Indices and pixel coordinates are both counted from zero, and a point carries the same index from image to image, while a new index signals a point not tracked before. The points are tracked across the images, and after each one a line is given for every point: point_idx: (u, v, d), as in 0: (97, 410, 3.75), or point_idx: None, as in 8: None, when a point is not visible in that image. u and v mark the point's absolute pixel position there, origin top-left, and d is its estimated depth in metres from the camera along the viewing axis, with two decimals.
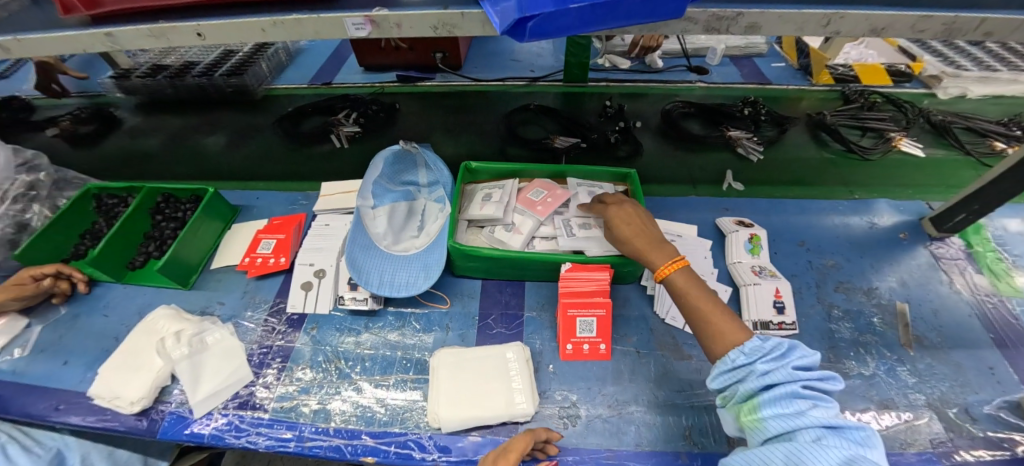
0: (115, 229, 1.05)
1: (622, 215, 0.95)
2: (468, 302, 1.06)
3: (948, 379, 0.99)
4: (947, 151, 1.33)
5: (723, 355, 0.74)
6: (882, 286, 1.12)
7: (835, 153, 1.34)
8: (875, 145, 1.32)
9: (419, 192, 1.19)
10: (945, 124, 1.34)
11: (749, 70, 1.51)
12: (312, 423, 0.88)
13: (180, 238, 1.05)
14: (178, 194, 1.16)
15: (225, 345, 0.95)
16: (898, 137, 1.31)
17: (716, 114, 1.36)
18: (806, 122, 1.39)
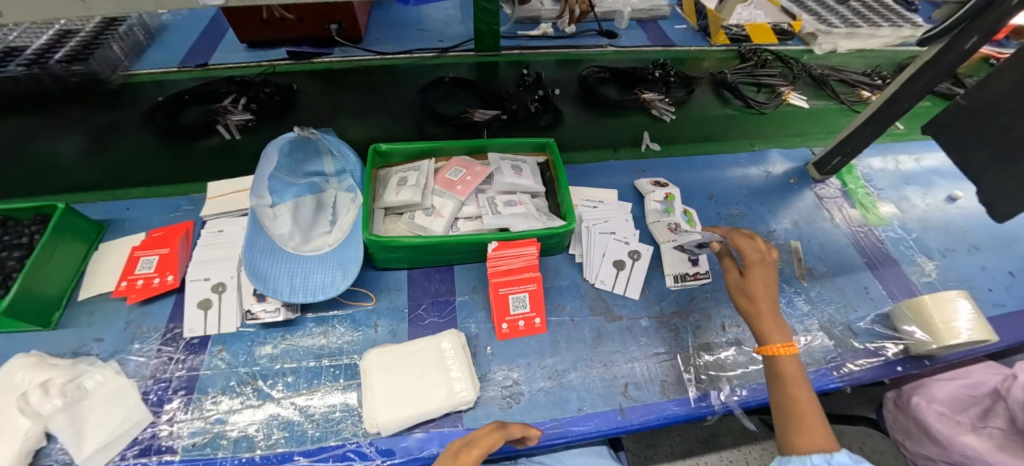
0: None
1: (760, 272, 0.85)
2: (395, 295, 1.01)
3: (835, 303, 1.12)
4: (825, 101, 1.47)
5: (802, 452, 0.69)
6: (778, 228, 1.23)
7: (736, 109, 1.41)
8: (768, 100, 1.40)
9: (326, 183, 1.10)
10: (823, 78, 1.47)
11: (655, 34, 1.51)
12: (234, 455, 0.79)
13: (26, 267, 0.87)
14: (18, 215, 0.97)
15: (112, 387, 0.83)
16: (787, 91, 1.41)
17: (630, 78, 1.37)
18: (710, 81, 1.44)
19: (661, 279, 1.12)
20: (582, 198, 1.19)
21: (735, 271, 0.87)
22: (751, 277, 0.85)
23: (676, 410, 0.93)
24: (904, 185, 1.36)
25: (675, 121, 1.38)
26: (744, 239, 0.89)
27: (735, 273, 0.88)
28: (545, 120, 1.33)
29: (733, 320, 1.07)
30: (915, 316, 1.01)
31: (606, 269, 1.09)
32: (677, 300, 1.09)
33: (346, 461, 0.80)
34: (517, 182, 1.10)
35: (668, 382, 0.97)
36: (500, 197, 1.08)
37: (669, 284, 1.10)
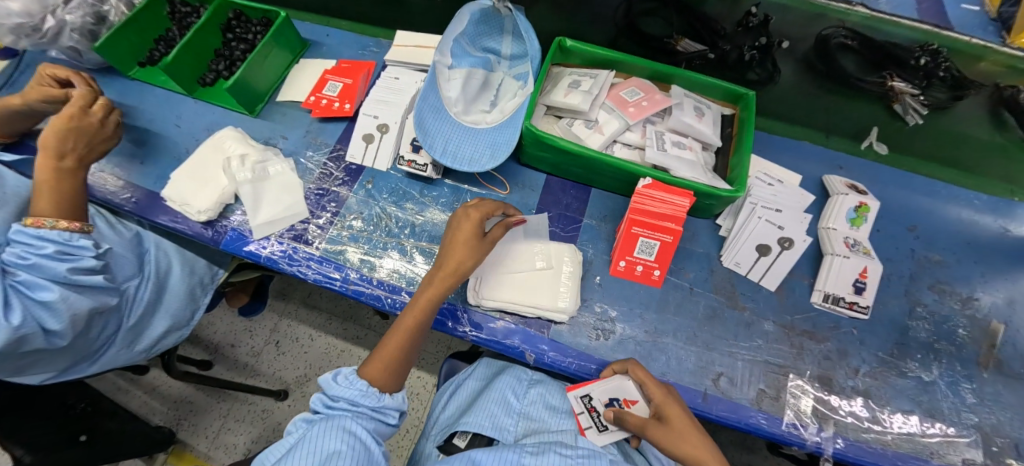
0: (187, 40, 1.00)
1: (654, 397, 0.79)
2: (528, 194, 1.01)
3: (1012, 410, 0.91)
4: None
5: None
6: (985, 299, 1.00)
7: (1006, 140, 1.05)
8: None
9: (498, 64, 1.07)
10: None
11: (930, 6, 1.01)
12: (357, 269, 0.90)
13: (248, 60, 1.00)
14: (250, 14, 1.10)
15: (285, 178, 0.96)
16: None
17: (884, 55, 0.99)
18: (987, 96, 0.99)
19: (807, 291, 0.99)
20: (760, 171, 1.06)
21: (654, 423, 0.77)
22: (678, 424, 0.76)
23: (761, 423, 0.87)
24: None
25: (916, 126, 1.09)
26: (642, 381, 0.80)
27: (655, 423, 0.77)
28: (754, 76, 1.11)
29: (871, 369, 0.93)
30: None
31: (746, 250, 0.98)
32: (815, 320, 0.96)
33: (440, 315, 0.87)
34: (696, 126, 0.99)
35: (766, 394, 0.89)
36: (670, 135, 0.99)
37: (812, 300, 0.97)
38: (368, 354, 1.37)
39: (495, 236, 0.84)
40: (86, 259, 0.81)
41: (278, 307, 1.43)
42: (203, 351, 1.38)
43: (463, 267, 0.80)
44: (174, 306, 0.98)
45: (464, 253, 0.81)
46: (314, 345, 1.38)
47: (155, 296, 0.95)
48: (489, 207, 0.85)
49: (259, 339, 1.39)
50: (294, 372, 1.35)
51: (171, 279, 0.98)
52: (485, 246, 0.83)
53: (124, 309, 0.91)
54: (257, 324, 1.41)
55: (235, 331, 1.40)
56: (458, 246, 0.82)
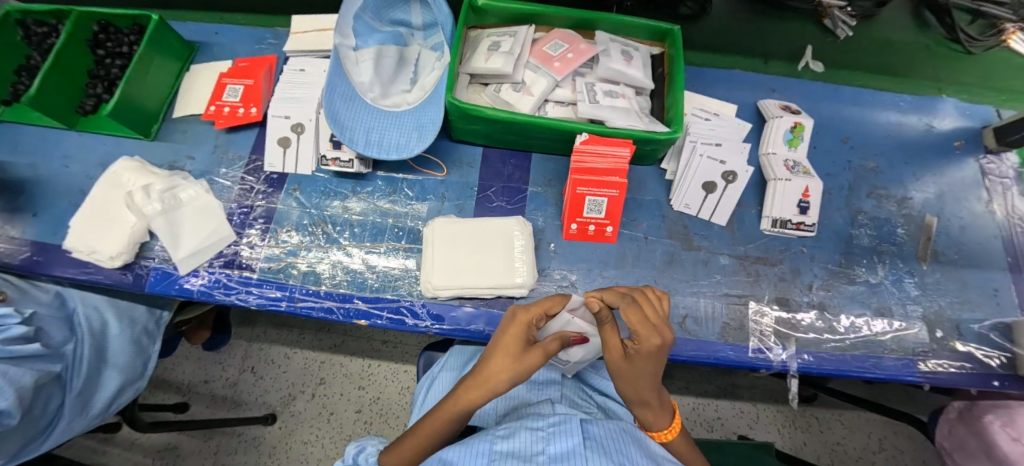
0: (50, 63, 0.87)
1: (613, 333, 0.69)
2: (467, 171, 0.96)
3: (951, 295, 0.98)
4: None
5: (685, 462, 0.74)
6: (917, 196, 1.04)
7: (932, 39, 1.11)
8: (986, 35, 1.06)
9: (412, 36, 0.99)
10: None
11: None
12: (302, 285, 0.85)
13: (127, 75, 0.89)
14: (117, 24, 0.98)
15: (201, 202, 0.88)
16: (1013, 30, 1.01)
17: None
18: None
19: (756, 219, 1.00)
20: (696, 107, 1.05)
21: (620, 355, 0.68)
22: (636, 367, 0.68)
23: (730, 355, 0.90)
24: None
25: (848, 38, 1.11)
26: (636, 324, 0.68)
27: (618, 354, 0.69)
28: (686, 10, 1.09)
29: (823, 282, 0.97)
30: None
31: (693, 191, 0.98)
32: (766, 246, 0.99)
33: (398, 315, 0.84)
34: (625, 71, 0.96)
35: (730, 326, 0.92)
36: (600, 85, 0.95)
37: (762, 227, 0.99)
38: (350, 360, 1.34)
39: (545, 348, 0.68)
40: (15, 326, 0.77)
41: (246, 333, 1.37)
42: (175, 394, 1.31)
43: (498, 382, 0.67)
44: (124, 360, 0.89)
45: (501, 363, 0.67)
46: (291, 362, 1.34)
47: (96, 356, 0.86)
48: (546, 307, 0.72)
49: (232, 369, 1.33)
50: (276, 394, 1.30)
51: (111, 334, 0.89)
52: (533, 361, 0.68)
53: (67, 376, 0.82)
54: (226, 355, 1.34)
55: (205, 367, 1.34)
56: (500, 354, 0.68)
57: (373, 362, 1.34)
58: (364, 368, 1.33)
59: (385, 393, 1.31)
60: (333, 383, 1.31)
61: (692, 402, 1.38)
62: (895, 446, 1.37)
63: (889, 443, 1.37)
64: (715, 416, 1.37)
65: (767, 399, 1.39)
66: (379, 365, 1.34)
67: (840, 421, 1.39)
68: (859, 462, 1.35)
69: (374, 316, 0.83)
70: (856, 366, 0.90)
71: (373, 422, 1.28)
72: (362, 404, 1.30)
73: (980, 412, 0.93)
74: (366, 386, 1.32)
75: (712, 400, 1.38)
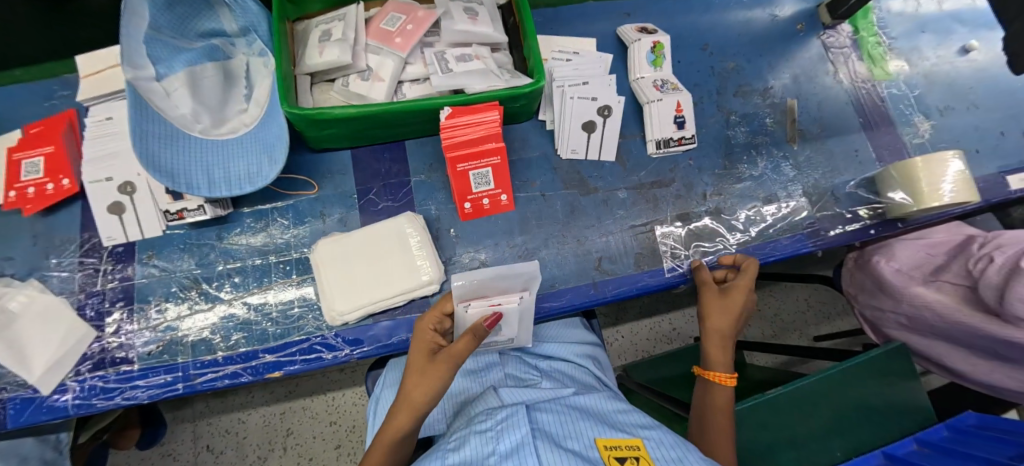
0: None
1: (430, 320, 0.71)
2: (341, 179, 0.88)
3: (822, 167, 1.06)
4: None
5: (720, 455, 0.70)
6: (776, 84, 1.10)
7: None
8: None
9: (231, 46, 0.85)
10: None
11: None
12: (194, 359, 0.76)
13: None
14: None
15: (38, 306, 0.76)
16: None
17: None
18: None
19: (642, 146, 1.02)
20: (556, 49, 1.02)
21: (714, 289, 0.82)
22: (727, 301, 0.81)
23: (649, 281, 0.93)
24: (920, 34, 1.20)
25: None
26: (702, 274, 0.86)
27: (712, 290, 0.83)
28: None
29: (714, 188, 1.01)
30: (902, 179, 0.97)
31: (576, 135, 0.97)
32: (657, 169, 1.01)
33: (313, 353, 0.77)
34: (473, 29, 0.90)
35: (643, 254, 0.95)
36: (452, 51, 0.89)
37: (649, 151, 1.01)
38: (311, 400, 1.26)
39: (453, 351, 0.66)
40: None
41: (186, 415, 1.23)
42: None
43: (416, 401, 0.65)
44: None
45: (416, 381, 0.65)
46: (250, 425, 1.23)
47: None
48: (443, 307, 0.72)
49: (186, 455, 1.20)
50: (244, 462, 1.20)
51: None
52: (444, 367, 0.66)
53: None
54: (175, 445, 1.21)
55: (152, 463, 1.19)
56: (412, 372, 0.67)
57: (336, 393, 1.26)
58: (328, 401, 1.26)
59: (359, 419, 1.26)
60: (302, 429, 1.23)
61: (647, 323, 1.45)
62: (819, 301, 1.53)
63: (814, 301, 1.53)
64: (670, 328, 1.45)
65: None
66: (343, 394, 1.26)
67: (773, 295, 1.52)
68: (794, 327, 1.49)
69: (287, 364, 0.77)
70: (759, 256, 0.97)
71: (357, 451, 1.23)
72: (339, 438, 1.24)
73: (871, 256, 1.05)
74: (338, 420, 1.25)
75: (664, 315, 1.46)
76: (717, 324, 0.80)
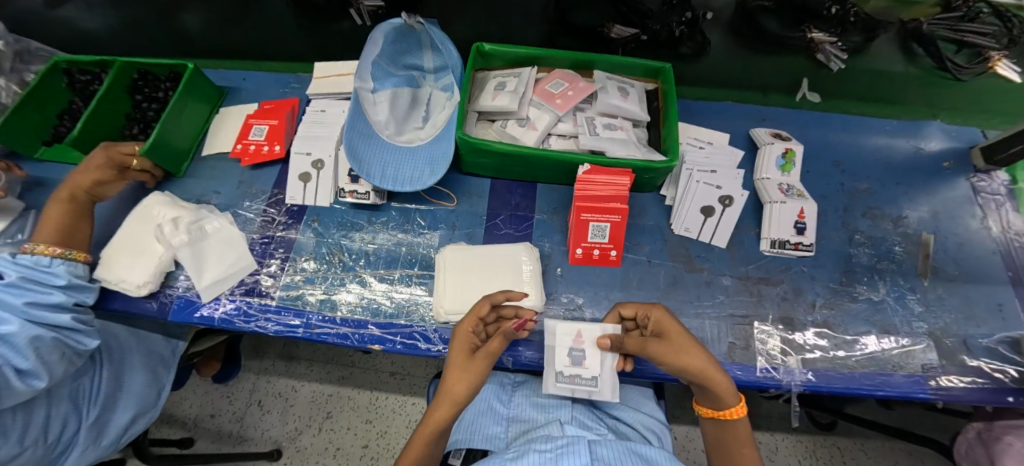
0: (91, 108, 0.95)
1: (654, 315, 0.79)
2: (477, 201, 1.01)
3: (955, 311, 0.99)
4: None
5: None
6: (912, 216, 1.08)
7: (920, 69, 1.15)
8: (970, 63, 1.10)
9: (424, 79, 1.08)
10: None
11: None
12: (319, 312, 0.89)
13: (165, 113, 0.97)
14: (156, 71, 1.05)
15: (226, 233, 0.94)
16: (999, 57, 1.05)
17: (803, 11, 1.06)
18: (896, 31, 1.10)
19: (755, 241, 1.03)
20: (690, 137, 1.11)
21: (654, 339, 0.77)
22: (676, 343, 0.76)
23: (737, 374, 0.90)
24: None
25: (840, 70, 1.18)
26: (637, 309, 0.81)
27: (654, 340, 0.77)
28: (686, 50, 1.17)
29: (825, 301, 0.99)
30: None
31: (692, 215, 1.02)
32: (767, 266, 1.01)
33: (412, 340, 0.86)
34: (622, 105, 1.02)
35: (736, 345, 0.93)
36: (600, 119, 1.01)
37: (761, 248, 1.02)
38: (357, 392, 1.34)
39: (489, 349, 0.74)
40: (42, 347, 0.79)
41: (253, 366, 1.38)
42: (181, 429, 1.31)
43: (459, 391, 0.72)
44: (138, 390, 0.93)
45: (462, 378, 0.72)
46: (298, 395, 1.34)
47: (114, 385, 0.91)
48: (478, 313, 0.78)
49: (238, 402, 1.34)
50: (282, 428, 1.30)
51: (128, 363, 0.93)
52: (482, 361, 0.74)
53: (83, 404, 0.87)
54: (234, 388, 1.35)
55: (213, 401, 1.34)
56: (453, 366, 0.74)
57: (381, 394, 1.33)
58: (372, 400, 1.33)
59: (393, 426, 1.30)
60: (339, 416, 1.31)
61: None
62: None
63: None
64: None
65: (785, 429, 1.36)
66: (387, 397, 1.33)
67: (862, 451, 1.34)
68: None
69: (388, 341, 0.86)
70: (864, 384, 0.91)
71: (379, 457, 1.26)
72: (368, 438, 1.29)
73: (997, 433, 0.94)
74: (374, 420, 1.31)
75: None
76: (690, 367, 0.74)
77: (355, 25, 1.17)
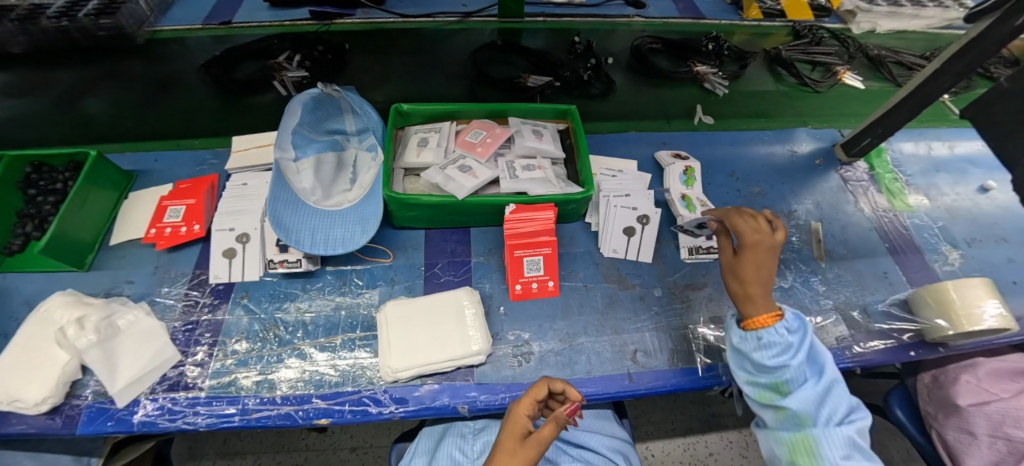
0: None
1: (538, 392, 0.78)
2: (412, 253, 1.03)
3: (852, 285, 1.12)
4: (882, 83, 1.42)
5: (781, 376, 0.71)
6: (800, 208, 1.23)
7: (789, 86, 1.42)
8: (823, 78, 1.40)
9: (347, 141, 1.10)
10: (880, 58, 1.41)
11: (684, 5, 1.48)
12: (256, 394, 0.84)
13: (62, 209, 0.91)
14: (51, 163, 1.00)
15: (142, 326, 0.87)
16: (842, 70, 1.38)
17: (683, 49, 1.38)
18: (762, 58, 1.43)
19: (675, 251, 1.13)
20: (602, 167, 1.21)
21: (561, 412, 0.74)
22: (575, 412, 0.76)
23: (683, 379, 0.95)
24: (935, 172, 1.33)
25: (727, 95, 1.39)
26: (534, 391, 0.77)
27: (730, 253, 0.80)
28: (596, 90, 1.34)
29: None
30: (937, 304, 1.00)
31: (616, 237, 1.10)
32: (690, 273, 1.10)
33: (361, 406, 0.83)
34: (539, 146, 1.09)
35: (677, 351, 0.99)
36: (519, 161, 1.07)
37: (682, 257, 1.11)
38: None
39: (541, 434, 0.70)
40: None
41: None
42: None
43: None
44: None
45: (510, 465, 0.67)
46: None
47: None
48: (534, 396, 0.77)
49: None
50: None
51: None
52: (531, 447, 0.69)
53: None
54: None
55: None
56: (501, 455, 0.68)
57: None
58: None
59: None
60: None
61: (681, 443, 1.36)
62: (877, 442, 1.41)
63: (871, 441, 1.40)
64: (707, 452, 1.35)
65: (752, 423, 1.41)
66: None
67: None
68: None
69: (336, 412, 0.83)
70: None
71: None
72: None
73: (953, 373, 0.97)
74: None
75: (699, 435, 1.38)
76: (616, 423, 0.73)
77: (280, 95, 1.21)
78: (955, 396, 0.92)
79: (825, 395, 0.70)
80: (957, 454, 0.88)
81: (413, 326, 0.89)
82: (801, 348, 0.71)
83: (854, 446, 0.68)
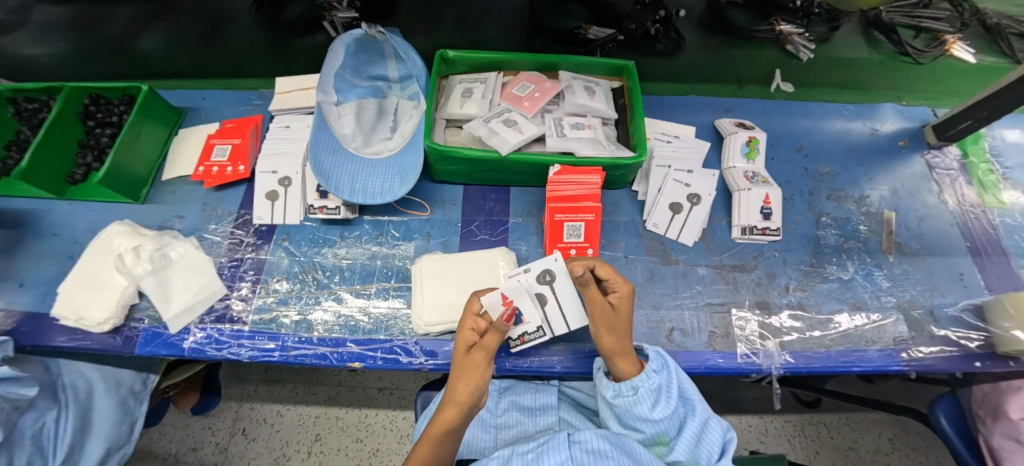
0: (40, 138, 0.90)
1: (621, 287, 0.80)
2: (451, 208, 1.01)
3: (920, 283, 1.02)
4: (996, 58, 1.25)
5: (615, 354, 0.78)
6: (873, 195, 1.12)
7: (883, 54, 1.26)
8: (927, 47, 1.23)
9: (389, 89, 1.07)
10: (1000, 29, 1.22)
11: None
12: (294, 333, 0.86)
13: (117, 142, 0.93)
14: (108, 95, 1.02)
15: (191, 259, 0.90)
16: (953, 40, 1.20)
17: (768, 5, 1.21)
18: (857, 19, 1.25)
19: (727, 229, 1.06)
20: (657, 131, 1.12)
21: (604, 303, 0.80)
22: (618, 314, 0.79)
23: (720, 363, 0.91)
24: None
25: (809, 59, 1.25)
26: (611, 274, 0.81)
27: (600, 303, 0.80)
28: (663, 47, 1.23)
29: (798, 283, 1.01)
30: (1019, 314, 0.89)
31: (662, 210, 1.03)
32: (740, 253, 1.04)
33: (392, 354, 0.85)
34: (589, 104, 1.03)
35: (716, 334, 0.95)
36: (568, 119, 1.01)
37: (733, 236, 1.05)
38: (346, 412, 1.29)
39: (485, 342, 0.73)
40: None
41: (235, 394, 1.31)
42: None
43: (472, 391, 0.71)
44: (106, 427, 0.89)
45: (466, 378, 0.71)
46: (284, 420, 1.28)
47: (81, 424, 0.87)
48: (471, 308, 0.78)
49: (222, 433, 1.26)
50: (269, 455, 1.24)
51: (95, 398, 0.89)
52: (484, 354, 0.73)
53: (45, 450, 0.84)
54: (216, 419, 1.28)
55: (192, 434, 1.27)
56: (457, 369, 0.73)
57: (371, 411, 1.29)
58: (362, 418, 1.28)
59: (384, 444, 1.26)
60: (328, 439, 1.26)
61: None
62: (908, 446, 1.34)
63: (900, 444, 1.34)
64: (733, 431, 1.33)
65: (774, 412, 1.36)
66: (377, 414, 1.29)
67: (848, 424, 1.36)
68: None
69: (369, 358, 0.84)
70: (842, 361, 0.92)
71: None
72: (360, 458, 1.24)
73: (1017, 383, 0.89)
74: (365, 439, 1.26)
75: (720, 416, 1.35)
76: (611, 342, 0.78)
77: (329, 37, 1.19)
78: (1007, 406, 0.86)
79: (699, 434, 0.75)
80: (1001, 462, 0.84)
81: (445, 282, 0.88)
82: (670, 387, 0.76)
83: (726, 462, 0.73)
